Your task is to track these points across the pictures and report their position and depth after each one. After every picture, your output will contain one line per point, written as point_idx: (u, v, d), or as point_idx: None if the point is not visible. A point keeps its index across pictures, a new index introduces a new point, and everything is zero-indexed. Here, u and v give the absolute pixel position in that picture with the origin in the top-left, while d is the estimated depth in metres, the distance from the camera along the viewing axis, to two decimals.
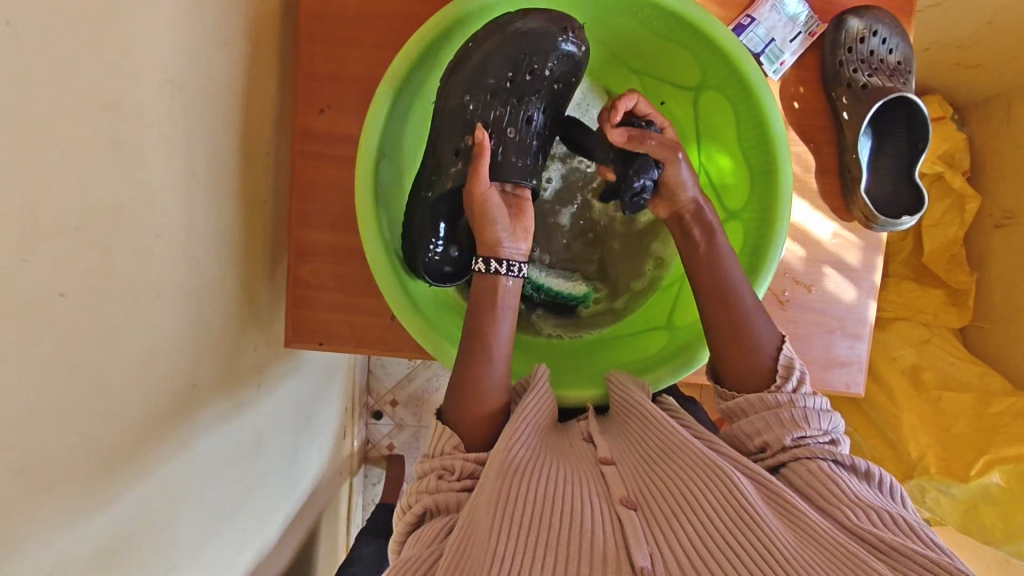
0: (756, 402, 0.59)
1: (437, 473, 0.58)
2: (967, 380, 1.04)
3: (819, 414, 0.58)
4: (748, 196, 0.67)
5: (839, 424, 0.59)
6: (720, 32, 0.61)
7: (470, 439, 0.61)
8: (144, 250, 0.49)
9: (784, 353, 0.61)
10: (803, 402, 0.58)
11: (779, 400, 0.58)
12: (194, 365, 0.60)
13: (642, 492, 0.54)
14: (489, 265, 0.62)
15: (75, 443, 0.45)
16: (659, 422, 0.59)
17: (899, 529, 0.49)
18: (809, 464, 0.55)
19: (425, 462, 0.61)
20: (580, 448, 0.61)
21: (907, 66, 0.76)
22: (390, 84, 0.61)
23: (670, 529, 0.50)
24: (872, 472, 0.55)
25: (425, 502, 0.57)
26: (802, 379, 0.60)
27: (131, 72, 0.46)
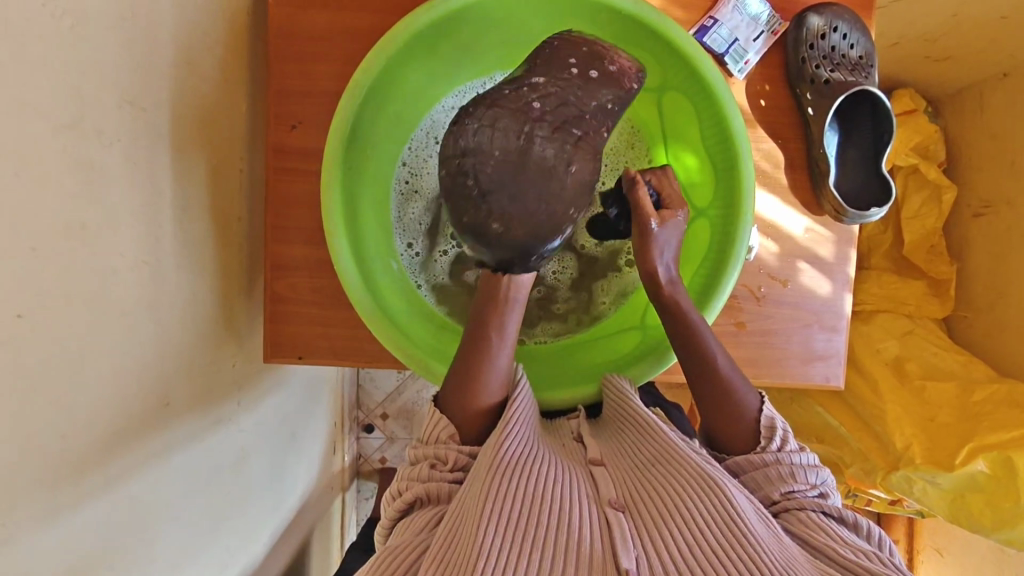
0: (746, 462, 0.60)
1: (430, 462, 0.59)
2: (947, 368, 1.05)
3: (806, 468, 0.59)
4: (714, 195, 0.67)
5: (827, 476, 0.61)
6: (678, 34, 0.62)
7: (466, 429, 0.61)
8: (106, 267, 0.50)
9: (766, 413, 0.62)
10: (790, 459, 0.59)
11: (764, 459, 0.59)
12: (166, 383, 0.60)
13: (631, 494, 0.54)
14: None
15: (38, 463, 0.44)
16: (650, 429, 0.59)
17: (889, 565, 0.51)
18: (801, 513, 0.56)
19: (418, 448, 0.61)
20: (571, 446, 0.62)
21: (870, 60, 0.77)
22: (352, 95, 0.61)
23: (658, 534, 0.49)
24: (857, 522, 0.57)
25: (415, 491, 0.58)
26: (788, 437, 0.61)
27: (89, 93, 0.46)
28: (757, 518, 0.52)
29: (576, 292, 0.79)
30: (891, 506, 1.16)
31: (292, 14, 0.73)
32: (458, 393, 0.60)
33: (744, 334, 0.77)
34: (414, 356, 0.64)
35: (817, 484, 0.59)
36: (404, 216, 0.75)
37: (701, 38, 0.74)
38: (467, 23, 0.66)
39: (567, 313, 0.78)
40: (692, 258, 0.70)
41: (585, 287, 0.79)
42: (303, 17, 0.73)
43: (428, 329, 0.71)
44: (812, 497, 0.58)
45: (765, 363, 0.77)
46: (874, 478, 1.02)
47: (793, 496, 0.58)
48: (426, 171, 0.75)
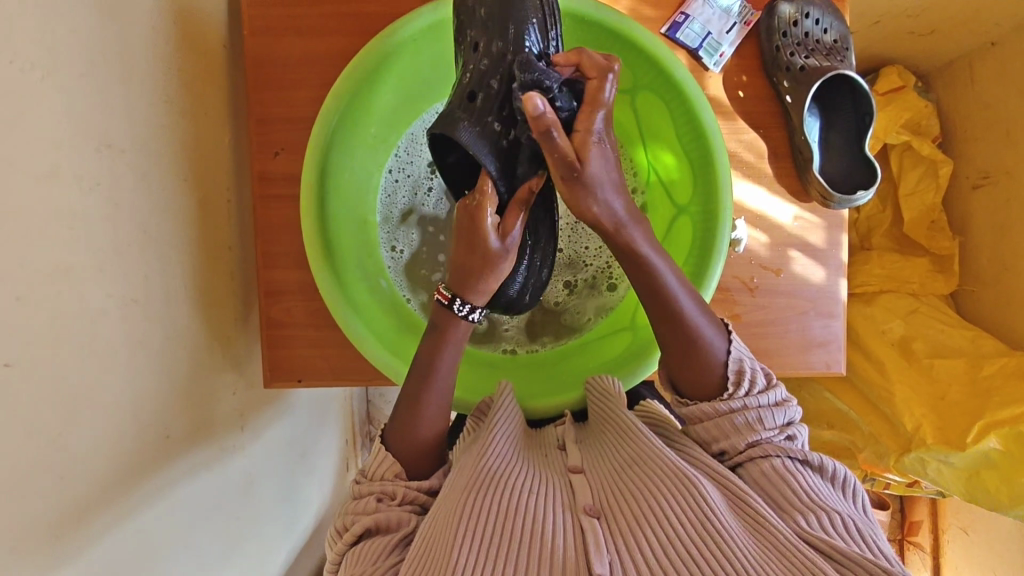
0: (710, 410, 0.59)
1: (377, 496, 0.60)
2: (956, 344, 1.03)
3: (773, 410, 0.58)
4: (693, 190, 0.67)
5: (795, 413, 0.59)
6: (641, 33, 0.63)
7: (409, 465, 0.63)
8: (95, 309, 0.51)
9: (733, 357, 0.61)
10: (756, 403, 0.58)
11: (729, 408, 0.58)
12: (165, 417, 0.61)
13: (607, 501, 0.54)
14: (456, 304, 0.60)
15: (40, 507, 0.45)
16: (628, 430, 0.60)
17: (865, 543, 0.50)
18: (765, 462, 0.55)
19: (362, 484, 0.62)
20: (553, 455, 0.63)
21: (844, 44, 0.78)
22: (323, 122, 0.63)
23: (632, 536, 0.50)
24: (826, 466, 0.56)
25: (367, 522, 0.58)
26: (754, 378, 0.60)
27: (64, 141, 0.47)
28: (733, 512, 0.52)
29: (543, 318, 0.80)
30: (910, 487, 1.14)
31: (266, 44, 0.74)
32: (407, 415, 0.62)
33: (739, 326, 0.77)
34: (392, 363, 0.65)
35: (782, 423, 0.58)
36: (394, 222, 0.77)
37: (674, 34, 0.74)
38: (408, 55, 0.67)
39: (540, 337, 0.79)
40: (676, 256, 0.69)
41: (551, 314, 0.80)
42: (278, 45, 0.74)
43: (411, 343, 0.71)
44: (778, 442, 0.57)
45: (765, 354, 0.77)
46: (887, 460, 1.02)
47: (758, 443, 0.57)
48: (401, 181, 0.77)
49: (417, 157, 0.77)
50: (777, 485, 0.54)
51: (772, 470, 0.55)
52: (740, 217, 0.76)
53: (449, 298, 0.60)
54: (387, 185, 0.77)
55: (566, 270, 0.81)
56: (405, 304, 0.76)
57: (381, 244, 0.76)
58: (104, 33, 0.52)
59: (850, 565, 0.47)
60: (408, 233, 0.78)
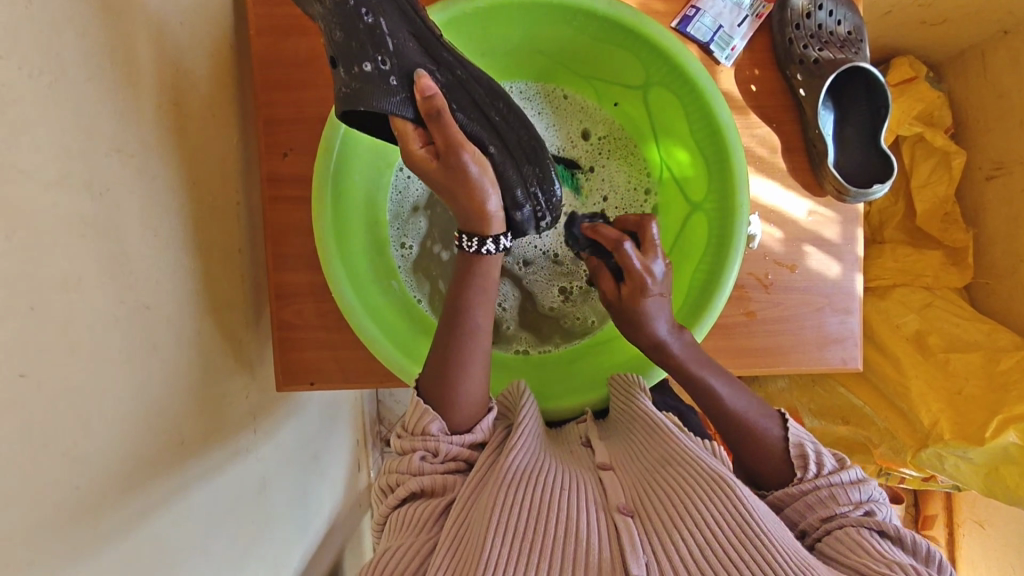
0: (785, 495, 0.60)
1: (420, 455, 0.59)
2: (972, 338, 1.01)
3: (847, 487, 0.58)
4: (708, 186, 0.66)
5: (875, 491, 0.59)
6: (655, 30, 0.61)
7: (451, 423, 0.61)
8: (108, 314, 0.50)
9: (793, 436, 0.62)
10: (829, 480, 0.58)
11: (802, 489, 0.59)
12: (178, 422, 0.61)
13: (639, 499, 0.54)
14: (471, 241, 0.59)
15: (55, 515, 0.45)
16: (658, 427, 0.60)
17: None
18: (843, 530, 0.54)
19: (403, 440, 0.61)
20: (580, 452, 0.63)
21: (858, 35, 0.77)
22: (335, 123, 0.62)
23: (667, 535, 0.49)
24: (903, 534, 0.54)
25: (410, 485, 0.58)
26: (821, 458, 0.60)
27: (74, 147, 0.47)
28: (768, 516, 0.52)
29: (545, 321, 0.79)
30: (926, 482, 1.13)
31: (273, 44, 0.74)
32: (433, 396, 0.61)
33: (754, 323, 0.76)
34: (403, 363, 0.64)
35: (862, 498, 0.58)
36: (405, 220, 0.77)
37: (685, 28, 0.73)
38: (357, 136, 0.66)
39: (551, 337, 0.78)
40: (691, 253, 0.69)
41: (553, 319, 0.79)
42: (285, 46, 0.74)
43: (428, 345, 0.71)
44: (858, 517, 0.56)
45: (781, 351, 0.76)
46: (904, 456, 1.01)
47: (834, 519, 0.56)
48: (413, 179, 0.76)
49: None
50: (848, 546, 0.53)
51: (846, 536, 0.54)
52: (755, 213, 0.75)
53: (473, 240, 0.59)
54: (397, 183, 0.76)
55: (560, 276, 0.79)
56: (416, 305, 0.75)
57: (391, 243, 0.76)
58: (111, 37, 0.51)
59: None
60: (416, 231, 0.77)
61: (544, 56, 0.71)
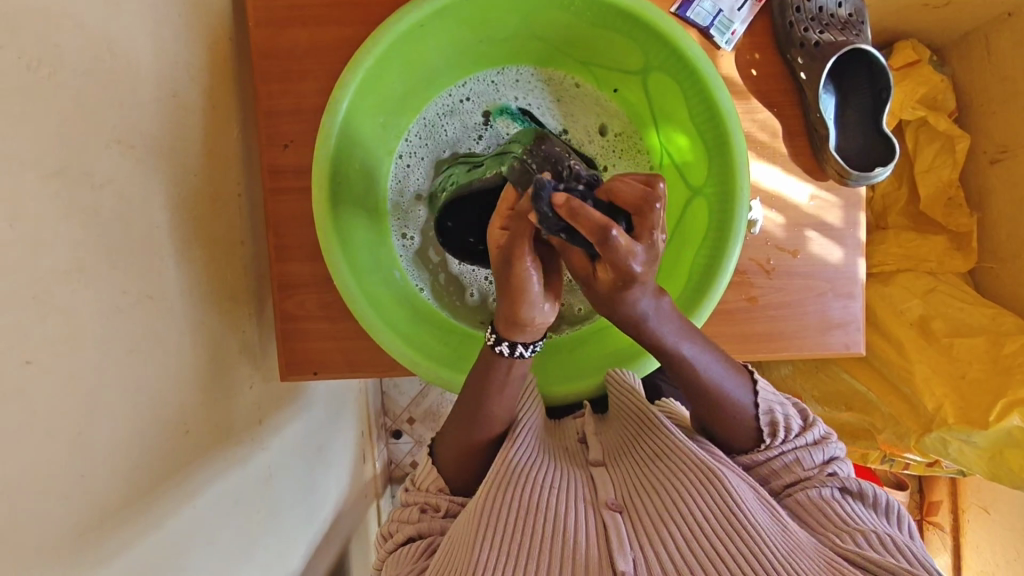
0: (750, 460, 0.60)
1: (421, 507, 0.63)
2: (975, 323, 1.01)
3: (810, 450, 0.60)
4: (707, 172, 0.66)
5: (835, 449, 0.61)
6: (652, 13, 0.60)
7: (453, 480, 0.64)
8: (110, 304, 0.50)
9: (766, 405, 0.61)
10: (794, 445, 0.60)
11: (767, 454, 0.60)
12: (183, 413, 0.61)
13: (630, 497, 0.55)
14: (515, 348, 0.56)
15: (60, 505, 0.45)
16: (649, 421, 0.60)
17: (904, 555, 0.51)
18: (805, 492, 0.57)
19: (410, 493, 0.65)
20: (575, 449, 0.65)
21: (860, 18, 0.76)
22: (332, 112, 0.61)
23: (657, 533, 0.51)
24: (865, 492, 0.57)
25: (408, 531, 0.62)
26: (787, 422, 0.61)
27: (75, 138, 0.47)
28: (757, 506, 0.53)
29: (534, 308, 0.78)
30: (930, 467, 1.13)
31: (272, 35, 0.74)
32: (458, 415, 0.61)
33: (756, 308, 0.76)
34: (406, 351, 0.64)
35: (822, 460, 0.59)
36: (405, 209, 0.77)
37: (684, 13, 0.73)
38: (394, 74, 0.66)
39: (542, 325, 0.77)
40: (691, 238, 0.68)
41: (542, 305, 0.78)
42: (283, 36, 0.74)
43: (431, 333, 0.71)
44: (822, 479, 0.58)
45: (783, 336, 0.76)
46: (908, 441, 1.01)
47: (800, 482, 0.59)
48: (413, 168, 0.76)
49: (429, 142, 0.76)
50: (812, 510, 0.56)
51: (811, 499, 0.56)
52: (756, 198, 0.75)
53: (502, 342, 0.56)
54: (397, 171, 0.76)
55: None
56: (419, 294, 0.75)
57: (392, 233, 0.76)
58: (108, 27, 0.51)
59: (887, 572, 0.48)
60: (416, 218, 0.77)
61: (541, 42, 0.70)
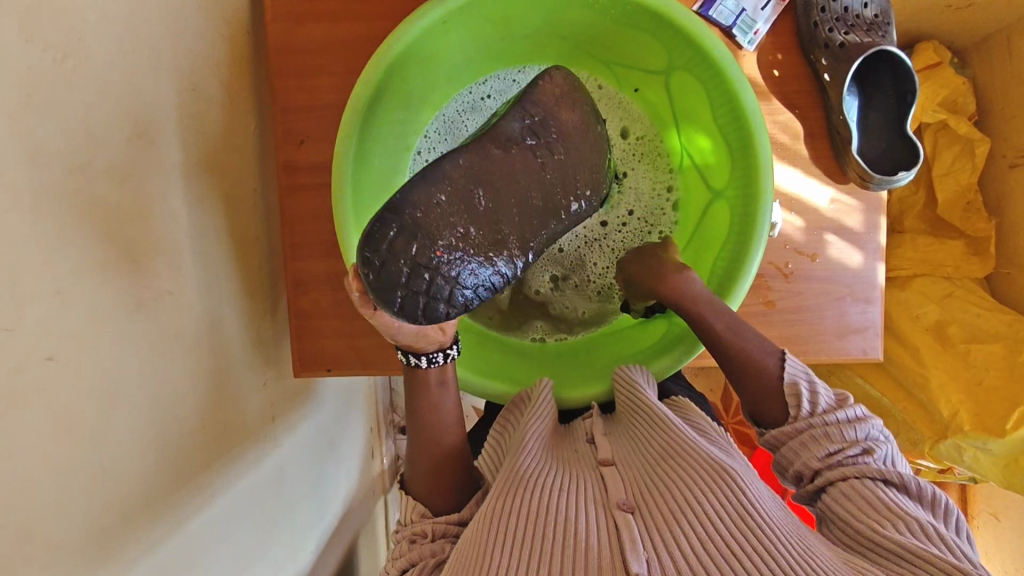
0: (780, 434, 0.59)
1: (410, 538, 0.61)
2: (993, 329, 1.00)
3: (844, 427, 0.57)
4: (731, 173, 0.66)
5: (874, 429, 0.58)
6: (678, 12, 0.59)
7: (435, 506, 0.63)
8: (129, 299, 0.50)
9: (788, 373, 0.60)
10: (826, 420, 0.57)
11: (797, 428, 0.57)
12: (199, 408, 0.61)
13: (640, 494, 0.52)
14: (409, 359, 0.60)
15: (81, 497, 0.45)
16: (661, 422, 0.59)
17: (947, 548, 0.48)
18: (847, 485, 0.54)
19: (398, 532, 0.63)
20: (583, 450, 0.61)
21: (885, 19, 0.75)
22: (354, 108, 0.60)
23: (669, 529, 0.48)
24: (908, 482, 0.53)
25: (400, 563, 0.58)
26: (816, 396, 0.59)
27: (98, 132, 0.47)
28: (773, 508, 0.51)
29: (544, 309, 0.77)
30: (942, 474, 1.12)
31: (288, 30, 0.73)
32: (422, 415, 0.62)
33: (774, 312, 0.75)
34: None
35: (858, 439, 0.56)
36: None
37: (707, 12, 0.72)
38: (416, 67, 0.65)
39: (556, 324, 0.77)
40: (715, 240, 0.68)
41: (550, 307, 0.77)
42: (300, 31, 0.73)
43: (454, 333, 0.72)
44: (853, 458, 0.55)
45: (800, 340, 0.75)
46: (923, 447, 1.00)
47: (830, 463, 0.55)
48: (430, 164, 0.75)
49: (449, 139, 0.75)
50: (853, 503, 0.53)
51: (853, 490, 0.53)
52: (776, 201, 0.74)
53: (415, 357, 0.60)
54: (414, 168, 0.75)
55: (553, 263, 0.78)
56: None
57: None
58: (131, 20, 0.51)
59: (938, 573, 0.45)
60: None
61: (564, 39, 0.70)
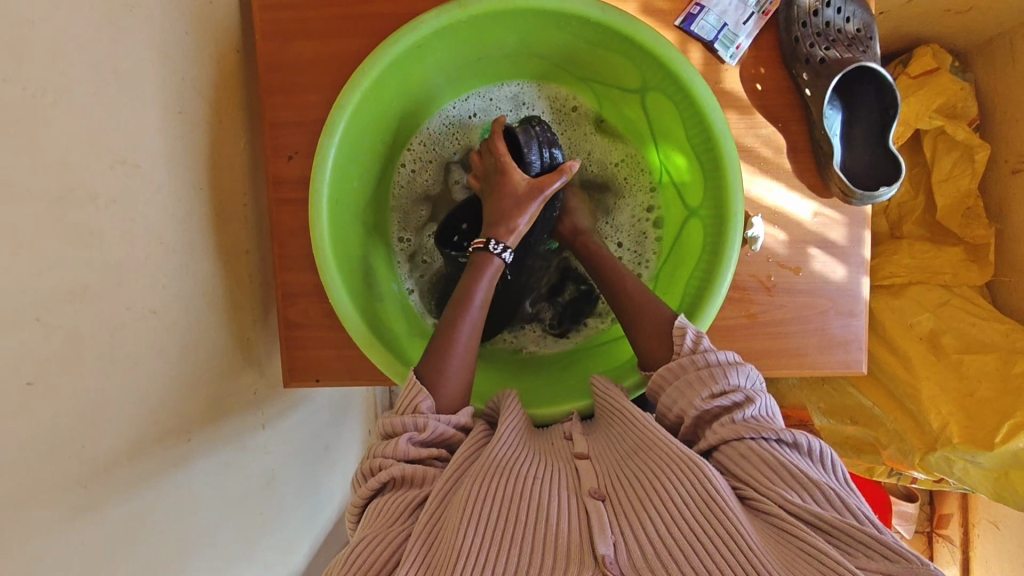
0: (670, 373, 0.60)
1: (404, 436, 0.56)
2: (988, 339, 1.00)
3: (729, 369, 0.57)
4: (704, 193, 0.66)
5: (755, 375, 0.58)
6: (648, 33, 0.60)
7: (441, 403, 0.61)
8: (113, 320, 0.52)
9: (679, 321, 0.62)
10: (710, 361, 0.58)
11: (687, 366, 0.59)
12: (186, 419, 0.63)
13: (616, 483, 0.52)
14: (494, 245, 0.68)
15: (59, 516, 0.47)
16: (636, 418, 0.59)
17: (848, 515, 0.47)
18: (741, 444, 0.52)
19: (388, 417, 0.59)
20: (560, 444, 0.61)
21: (868, 33, 0.75)
22: (330, 133, 0.61)
23: (636, 517, 0.48)
24: (801, 441, 0.52)
25: (391, 471, 0.55)
26: (701, 341, 0.60)
27: (79, 162, 0.48)
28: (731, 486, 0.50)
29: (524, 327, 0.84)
30: (938, 482, 1.12)
31: (278, 47, 0.75)
32: (428, 377, 0.61)
33: (756, 325, 0.76)
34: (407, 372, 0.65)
35: (740, 385, 0.56)
36: (408, 211, 0.80)
37: (688, 26, 0.72)
38: (394, 87, 0.67)
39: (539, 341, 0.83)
40: (689, 255, 0.69)
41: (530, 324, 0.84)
42: (289, 49, 0.75)
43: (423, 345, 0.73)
44: (734, 401, 0.55)
45: (782, 353, 0.76)
46: (913, 457, 0.99)
47: (707, 409, 0.55)
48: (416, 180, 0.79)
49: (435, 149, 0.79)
50: (751, 464, 0.51)
51: (758, 452, 0.51)
52: (757, 214, 0.74)
53: (484, 241, 0.68)
54: (401, 178, 0.79)
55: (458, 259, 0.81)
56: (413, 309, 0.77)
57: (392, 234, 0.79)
58: (114, 49, 0.53)
59: (853, 547, 0.44)
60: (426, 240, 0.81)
61: (541, 58, 0.71)
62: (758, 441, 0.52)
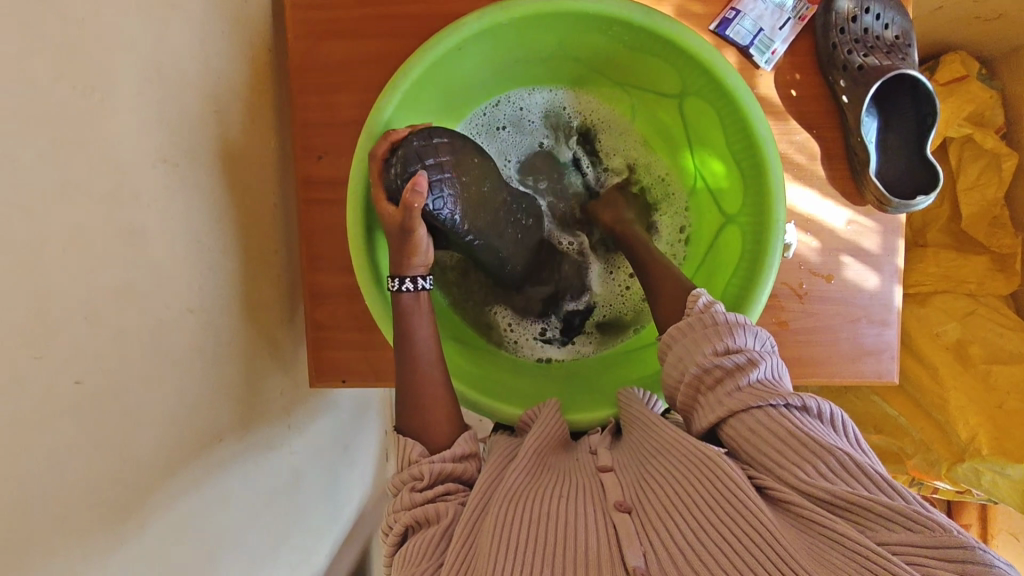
0: (682, 329, 0.59)
1: (410, 484, 0.57)
2: (1015, 349, 1.00)
3: (738, 328, 0.56)
4: (742, 201, 0.66)
5: (768, 340, 0.57)
6: (692, 40, 0.59)
7: (435, 443, 0.60)
8: (153, 320, 0.52)
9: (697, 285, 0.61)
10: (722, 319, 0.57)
11: (700, 322, 0.58)
12: (219, 419, 0.63)
13: (639, 494, 0.51)
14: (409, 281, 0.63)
15: (101, 516, 0.47)
16: (655, 425, 0.57)
17: (865, 483, 0.45)
18: (751, 415, 0.51)
19: (397, 475, 0.59)
20: (585, 459, 0.60)
21: (906, 40, 0.74)
22: (370, 136, 0.61)
23: (663, 529, 0.47)
24: (810, 404, 0.50)
25: (405, 519, 0.55)
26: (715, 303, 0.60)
27: (124, 160, 0.48)
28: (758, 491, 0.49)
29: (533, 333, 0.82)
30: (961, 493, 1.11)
31: (310, 47, 0.75)
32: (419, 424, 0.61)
33: (788, 332, 0.75)
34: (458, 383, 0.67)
35: (750, 345, 0.55)
36: None
37: (723, 31, 0.72)
38: (432, 89, 0.66)
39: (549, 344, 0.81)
40: (727, 262, 0.69)
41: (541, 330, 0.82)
42: (321, 49, 0.75)
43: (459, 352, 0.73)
44: (740, 358, 0.54)
45: (814, 361, 0.75)
46: (939, 469, 1.00)
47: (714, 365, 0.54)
48: None
49: None
50: (761, 436, 0.49)
51: (766, 419, 0.50)
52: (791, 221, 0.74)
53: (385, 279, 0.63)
54: None
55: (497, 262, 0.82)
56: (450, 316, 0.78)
57: None
58: (157, 49, 0.53)
59: (877, 525, 0.43)
60: None
61: (576, 60, 0.71)
62: (768, 407, 0.50)
